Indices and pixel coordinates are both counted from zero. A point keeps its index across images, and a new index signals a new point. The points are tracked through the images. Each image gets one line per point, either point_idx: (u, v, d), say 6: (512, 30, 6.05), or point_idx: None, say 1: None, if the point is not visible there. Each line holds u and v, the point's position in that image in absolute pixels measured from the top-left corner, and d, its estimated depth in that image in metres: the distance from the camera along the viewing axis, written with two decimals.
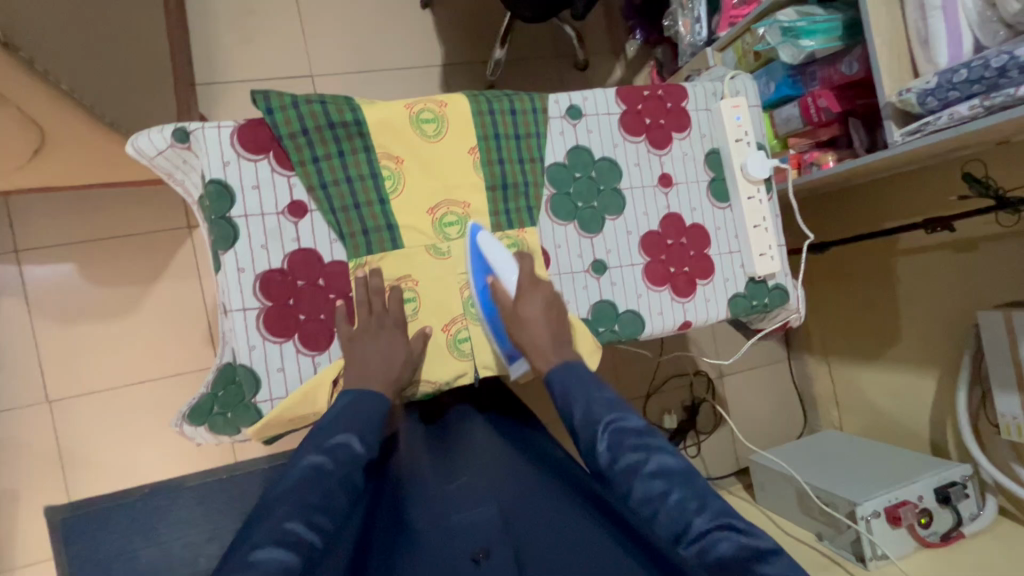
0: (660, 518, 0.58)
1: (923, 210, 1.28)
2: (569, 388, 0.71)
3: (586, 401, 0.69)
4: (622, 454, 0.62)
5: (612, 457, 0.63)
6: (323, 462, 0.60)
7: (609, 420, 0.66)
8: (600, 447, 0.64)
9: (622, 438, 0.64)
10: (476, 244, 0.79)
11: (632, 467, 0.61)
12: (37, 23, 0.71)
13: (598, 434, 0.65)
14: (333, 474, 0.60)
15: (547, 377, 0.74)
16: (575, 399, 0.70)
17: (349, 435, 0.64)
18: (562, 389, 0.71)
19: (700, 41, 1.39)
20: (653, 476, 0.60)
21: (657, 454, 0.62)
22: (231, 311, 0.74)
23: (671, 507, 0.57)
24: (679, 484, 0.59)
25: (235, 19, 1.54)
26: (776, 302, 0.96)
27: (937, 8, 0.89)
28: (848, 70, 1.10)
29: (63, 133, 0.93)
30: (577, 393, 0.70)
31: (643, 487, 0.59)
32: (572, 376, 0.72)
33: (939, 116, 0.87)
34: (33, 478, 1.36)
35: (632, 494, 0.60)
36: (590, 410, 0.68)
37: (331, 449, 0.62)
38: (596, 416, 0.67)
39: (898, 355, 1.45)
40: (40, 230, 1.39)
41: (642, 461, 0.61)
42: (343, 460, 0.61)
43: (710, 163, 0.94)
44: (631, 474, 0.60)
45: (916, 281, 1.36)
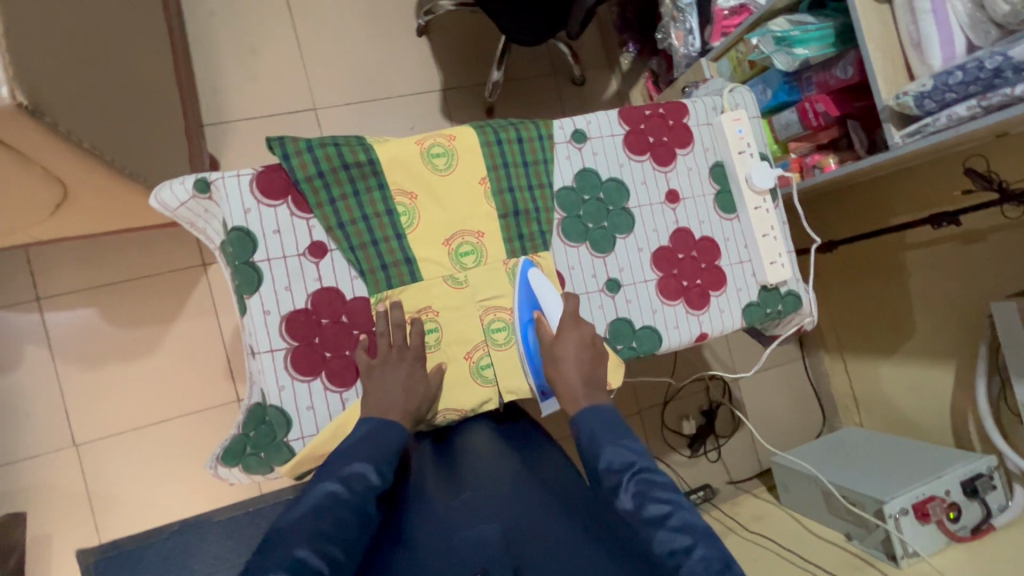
0: (684, 574, 0.54)
1: (928, 205, 1.29)
2: (594, 432, 0.68)
3: (612, 446, 0.66)
4: (647, 504, 0.60)
5: (637, 505, 0.60)
6: (339, 490, 0.60)
7: (637, 465, 0.64)
8: (624, 494, 0.62)
9: (649, 487, 0.62)
10: (527, 278, 0.83)
11: (657, 517, 0.58)
12: (59, 86, 0.74)
13: (623, 481, 0.63)
14: (349, 504, 0.59)
15: (574, 422, 0.71)
16: (604, 442, 0.67)
17: (366, 465, 0.64)
18: (587, 432, 0.69)
19: (694, 52, 1.42)
20: (678, 530, 0.58)
21: (683, 508, 0.60)
22: (259, 353, 0.76)
23: (695, 565, 0.54)
24: (703, 541, 0.57)
25: (238, 59, 1.58)
26: (789, 307, 0.97)
27: (926, 12, 0.91)
28: (843, 74, 1.11)
29: (85, 187, 0.96)
30: (602, 435, 0.68)
31: (667, 539, 0.57)
32: (598, 424, 0.69)
33: (937, 118, 0.89)
34: (64, 521, 1.37)
35: (654, 545, 0.58)
36: (618, 454, 0.65)
37: (348, 478, 0.62)
38: (624, 462, 0.64)
39: (913, 348, 1.45)
40: (60, 277, 1.42)
41: (667, 513, 0.59)
42: (361, 490, 0.61)
43: (715, 176, 0.96)
44: (657, 525, 0.58)
45: (925, 272, 1.37)
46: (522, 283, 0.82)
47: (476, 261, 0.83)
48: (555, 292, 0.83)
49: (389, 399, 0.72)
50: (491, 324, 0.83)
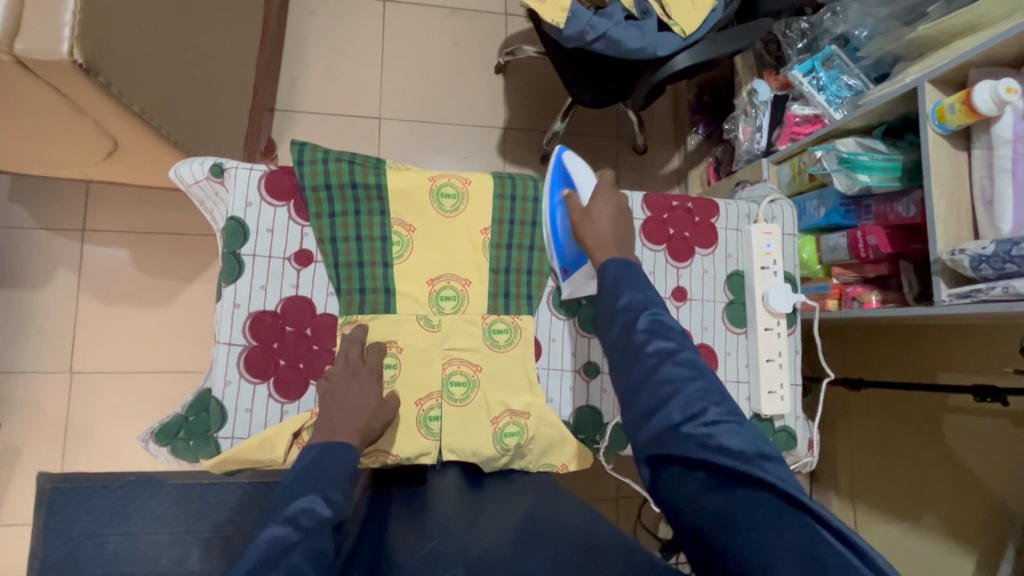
0: (674, 400, 0.60)
1: (976, 371, 1.16)
2: (618, 278, 0.70)
3: (632, 289, 0.69)
4: (655, 339, 0.64)
5: (646, 339, 0.64)
6: (287, 533, 0.53)
7: (655, 309, 0.67)
8: (638, 327, 0.66)
9: (660, 326, 0.66)
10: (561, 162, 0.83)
11: (665, 351, 0.63)
12: (122, 51, 0.79)
13: (638, 315, 0.66)
14: (298, 544, 0.52)
15: (602, 266, 0.72)
16: (626, 285, 0.69)
17: (314, 498, 0.58)
18: (612, 273, 0.71)
19: (758, 150, 1.36)
20: (681, 364, 0.62)
21: (691, 348, 0.64)
22: (217, 343, 0.76)
23: (691, 392, 0.60)
24: (703, 378, 0.62)
25: (324, 58, 1.67)
26: (780, 445, 0.88)
27: (1006, 170, 0.84)
28: (905, 212, 1.03)
29: (133, 145, 1.02)
30: (624, 278, 0.70)
31: (672, 370, 0.62)
32: (624, 272, 0.71)
33: (992, 286, 0.80)
34: (38, 440, 1.43)
35: (656, 372, 0.62)
36: (636, 297, 0.68)
37: (294, 517, 0.55)
38: (640, 304, 0.68)
39: (929, 523, 1.28)
40: (107, 216, 1.51)
41: (674, 349, 0.63)
42: (308, 527, 0.54)
43: (731, 285, 0.90)
44: (662, 357, 0.63)
45: (963, 443, 1.22)
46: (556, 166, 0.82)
47: (455, 308, 0.81)
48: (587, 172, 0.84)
49: (329, 410, 0.71)
50: (451, 376, 0.80)
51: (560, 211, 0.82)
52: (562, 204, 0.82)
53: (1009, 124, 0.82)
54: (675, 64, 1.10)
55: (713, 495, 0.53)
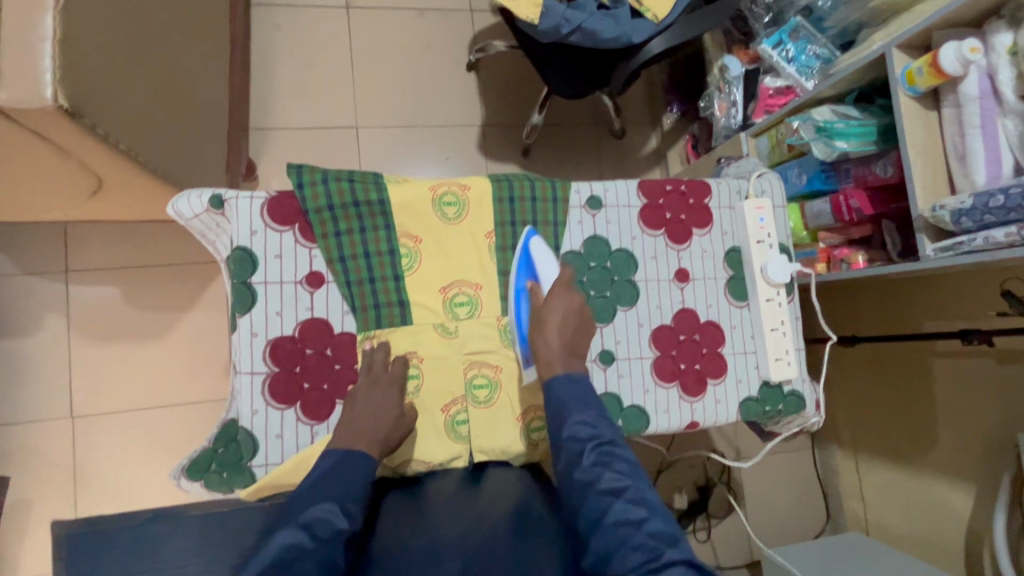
0: (627, 541, 0.60)
1: (961, 317, 1.22)
2: (563, 397, 0.73)
3: (577, 416, 0.71)
4: (603, 476, 0.66)
5: (595, 475, 0.66)
6: (302, 540, 0.58)
7: (603, 438, 0.70)
8: (585, 463, 0.68)
9: (609, 460, 0.68)
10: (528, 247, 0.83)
11: (613, 490, 0.65)
12: (103, 90, 0.77)
13: (586, 449, 0.69)
14: (314, 552, 0.58)
15: (547, 384, 0.75)
16: (574, 409, 0.72)
17: (331, 507, 0.62)
18: (558, 395, 0.74)
19: (735, 125, 1.39)
20: (631, 503, 0.64)
21: (637, 486, 0.66)
22: (239, 373, 0.76)
23: (643, 534, 0.61)
24: (653, 517, 0.63)
25: (294, 72, 1.65)
26: (791, 408, 0.92)
27: (975, 126, 0.88)
28: (882, 173, 1.07)
29: (119, 181, 1.00)
30: (574, 400, 0.73)
31: (621, 510, 0.63)
32: (573, 391, 0.74)
33: (973, 238, 0.85)
34: (48, 489, 1.40)
35: (607, 513, 0.63)
36: (582, 427, 0.71)
37: (311, 524, 0.60)
38: (587, 435, 0.70)
39: (931, 463, 1.35)
40: (90, 253, 1.48)
41: (620, 488, 0.65)
42: (323, 537, 0.59)
43: (730, 261, 0.93)
44: (613, 496, 0.65)
45: (952, 385, 1.28)
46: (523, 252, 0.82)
47: (470, 313, 0.82)
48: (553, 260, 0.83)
49: (356, 425, 0.72)
50: (473, 379, 0.81)
51: (525, 298, 0.82)
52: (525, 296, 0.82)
53: (975, 83, 0.87)
54: (650, 50, 1.13)
55: None
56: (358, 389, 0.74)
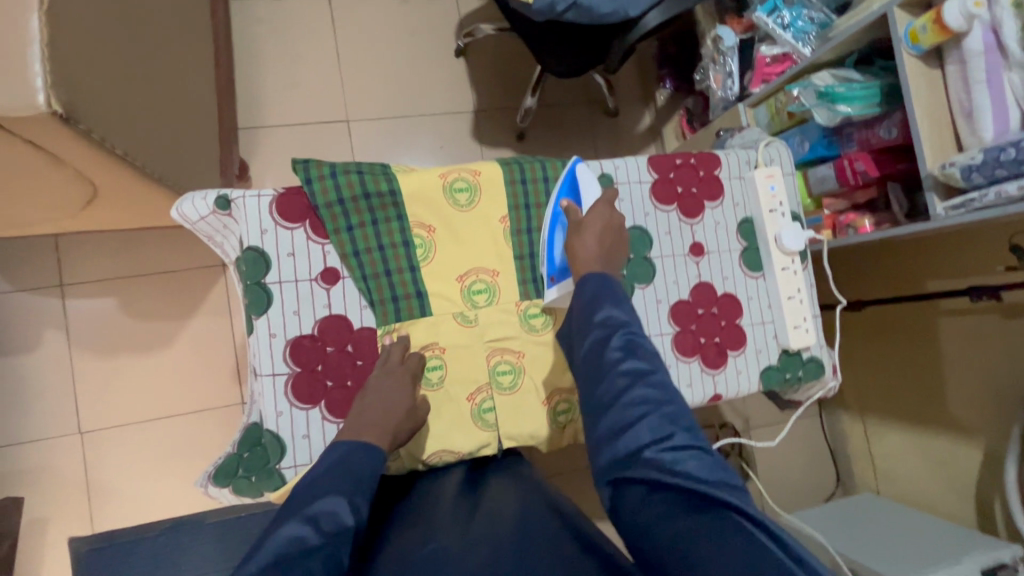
0: (643, 423, 0.58)
1: (968, 273, 1.23)
2: (596, 293, 0.69)
3: (607, 303, 0.67)
4: (628, 358, 0.62)
5: (619, 357, 0.63)
6: (306, 535, 0.55)
7: (631, 328, 0.65)
8: (612, 345, 0.64)
9: (635, 343, 0.64)
10: (573, 170, 0.83)
11: (639, 372, 0.61)
12: (96, 93, 0.74)
13: (613, 333, 0.65)
14: (318, 551, 0.54)
15: (581, 279, 0.71)
16: (604, 301, 0.67)
17: (338, 501, 0.59)
18: (592, 291, 0.69)
19: (732, 96, 1.38)
20: (652, 386, 0.60)
21: (663, 370, 0.62)
22: (260, 376, 0.75)
23: (660, 417, 0.58)
24: (674, 402, 0.59)
25: (280, 67, 1.61)
26: (810, 374, 0.93)
27: (982, 80, 0.88)
28: (887, 134, 1.07)
29: (114, 188, 0.97)
30: (604, 293, 0.68)
31: (641, 392, 0.60)
32: (605, 288, 0.69)
33: (985, 194, 0.85)
34: (63, 506, 1.38)
35: (627, 394, 0.60)
36: (613, 313, 0.66)
37: (316, 518, 0.57)
38: (616, 320, 0.66)
39: (939, 420, 1.37)
40: (85, 266, 1.44)
41: (646, 371, 0.61)
42: (328, 532, 0.55)
43: (743, 232, 0.93)
44: (635, 377, 0.61)
45: (958, 342, 1.30)
46: (568, 174, 0.83)
47: (488, 300, 0.81)
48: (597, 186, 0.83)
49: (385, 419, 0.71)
50: (497, 366, 0.81)
51: (562, 225, 0.82)
52: (562, 213, 0.81)
53: (979, 38, 0.87)
54: (645, 24, 1.11)
55: (671, 523, 0.51)
56: (380, 383, 0.73)
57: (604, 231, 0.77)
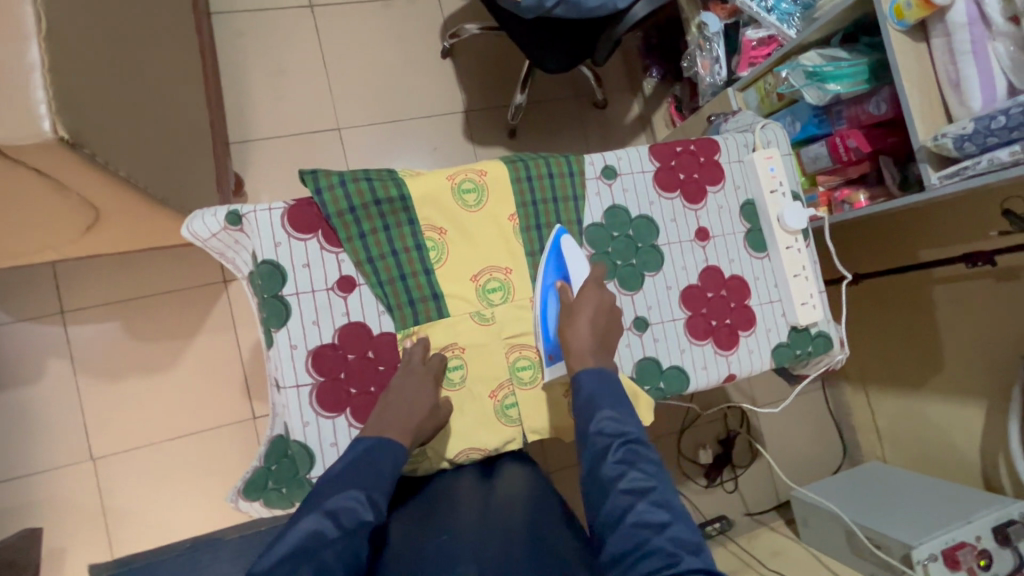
0: (648, 547, 0.52)
1: (962, 240, 1.26)
2: (594, 395, 0.67)
3: (603, 412, 0.65)
4: (628, 473, 0.58)
5: (618, 471, 0.59)
6: (326, 528, 0.55)
7: (630, 436, 0.62)
8: (610, 458, 0.60)
9: (636, 457, 0.61)
10: (560, 243, 0.83)
11: (639, 488, 0.57)
12: (97, 116, 0.74)
13: (612, 444, 0.61)
14: (335, 543, 0.54)
15: (577, 377, 0.70)
16: (602, 404, 0.66)
17: (357, 496, 0.59)
18: (588, 393, 0.68)
19: (720, 81, 1.40)
20: (655, 503, 0.56)
21: (665, 485, 0.58)
22: (284, 388, 0.75)
23: (666, 540, 0.53)
24: (679, 522, 0.55)
25: (268, 79, 1.60)
26: (819, 349, 0.95)
27: (966, 53, 0.90)
28: (876, 110, 1.10)
29: (116, 211, 0.97)
30: (602, 398, 0.67)
31: (642, 511, 0.55)
32: (603, 390, 0.68)
33: (978, 161, 0.87)
34: (79, 534, 1.37)
35: (629, 512, 0.56)
36: (609, 422, 0.64)
37: (335, 512, 0.57)
38: (613, 431, 0.63)
39: (940, 385, 1.40)
40: (84, 291, 1.43)
41: (647, 487, 0.57)
42: (348, 527, 0.56)
43: (746, 214, 0.94)
44: (636, 494, 0.57)
45: (953, 308, 1.33)
46: (555, 244, 0.82)
47: (504, 297, 0.82)
48: (584, 261, 0.83)
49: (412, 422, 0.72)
50: (516, 362, 0.82)
51: (553, 297, 0.81)
52: (553, 291, 0.81)
53: (962, 11, 0.89)
54: (636, 13, 1.12)
55: None
56: (402, 383, 0.73)
57: (597, 310, 0.77)
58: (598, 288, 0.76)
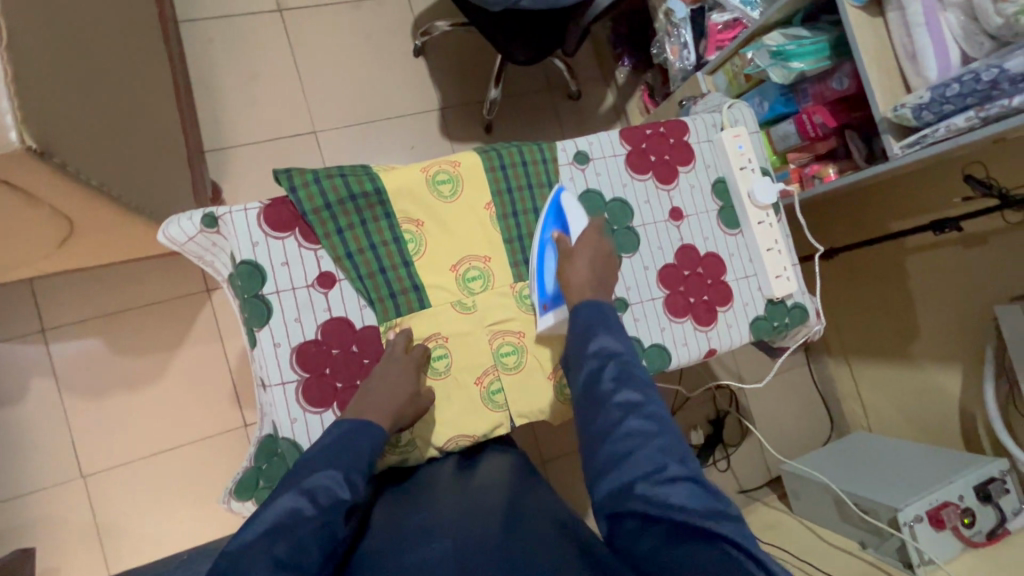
0: (637, 452, 0.57)
1: (930, 208, 1.30)
2: (589, 325, 0.71)
3: (599, 338, 0.69)
4: (622, 389, 0.63)
5: (613, 386, 0.63)
6: (303, 506, 0.56)
7: (624, 358, 0.66)
8: (606, 375, 0.65)
9: (629, 375, 0.64)
10: (560, 199, 0.85)
11: (631, 401, 0.61)
12: (66, 125, 0.74)
13: (607, 364, 0.65)
14: (312, 520, 0.56)
15: (574, 309, 0.74)
16: (598, 332, 0.69)
17: (334, 475, 0.60)
18: (585, 322, 0.71)
19: (690, 66, 1.42)
20: (646, 415, 0.60)
21: (655, 401, 0.62)
22: (270, 386, 0.76)
23: (653, 448, 0.57)
24: (666, 431, 0.59)
25: (240, 85, 1.59)
26: (796, 320, 0.97)
27: (920, 24, 0.93)
28: (839, 86, 1.13)
29: (91, 222, 0.96)
30: (599, 325, 0.70)
31: (635, 422, 0.59)
32: (599, 320, 0.71)
33: (936, 129, 0.90)
34: (73, 553, 1.36)
35: (622, 423, 0.60)
36: (605, 346, 0.68)
37: (312, 491, 0.58)
38: (608, 352, 0.67)
39: (918, 351, 1.44)
40: (64, 308, 1.41)
41: (639, 401, 0.61)
42: (325, 505, 0.57)
43: (718, 192, 0.96)
44: (628, 406, 0.61)
45: (925, 276, 1.37)
46: (554, 203, 0.85)
47: (484, 285, 0.83)
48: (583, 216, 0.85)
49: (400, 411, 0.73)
50: (500, 348, 0.83)
51: (551, 249, 0.83)
52: (552, 244, 0.83)
53: None
54: (598, 5, 1.13)
55: (666, 559, 0.49)
56: (386, 373, 0.74)
57: (594, 259, 0.80)
58: (582, 275, 0.77)
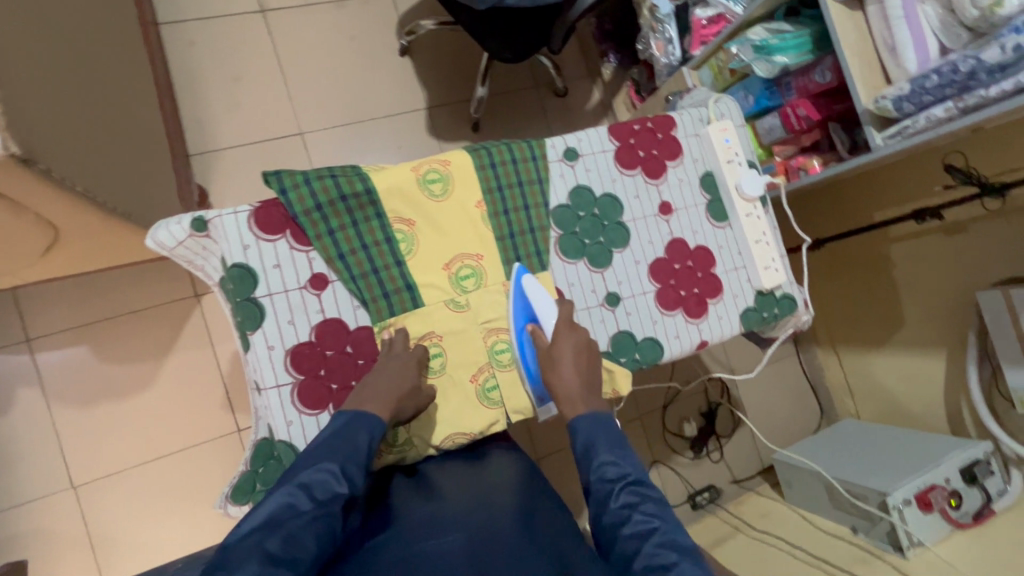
0: None
1: (912, 197, 1.32)
2: (591, 442, 0.68)
3: (601, 458, 0.65)
4: (632, 517, 0.59)
5: (621, 517, 0.59)
6: (298, 500, 0.57)
7: (630, 480, 0.63)
8: (612, 504, 0.61)
9: (637, 500, 0.61)
10: (521, 287, 0.83)
11: (641, 531, 0.57)
12: (49, 131, 0.73)
13: (613, 490, 0.62)
14: (306, 513, 0.56)
15: (572, 426, 0.71)
16: (600, 449, 0.66)
17: (332, 469, 0.61)
18: (584, 439, 0.68)
19: (675, 61, 1.43)
20: (659, 545, 0.55)
21: (667, 524, 0.58)
22: (265, 389, 0.76)
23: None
24: (685, 558, 0.54)
25: (223, 87, 1.58)
26: (785, 311, 0.99)
27: (899, 17, 0.95)
28: (821, 79, 1.14)
29: (75, 228, 0.95)
30: (598, 442, 0.67)
31: (648, 553, 0.55)
32: (598, 434, 0.68)
33: (917, 119, 0.92)
34: (65, 564, 1.34)
35: (635, 558, 0.55)
36: (608, 468, 0.64)
37: (308, 485, 0.59)
38: (613, 477, 0.63)
39: (903, 338, 1.47)
40: (49, 317, 1.39)
41: (649, 528, 0.57)
42: (321, 499, 0.58)
43: (705, 185, 0.97)
44: (639, 538, 0.57)
45: (910, 266, 1.40)
46: (518, 289, 0.83)
47: (477, 283, 0.84)
48: (547, 296, 0.83)
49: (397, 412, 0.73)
50: (494, 346, 0.83)
51: (529, 343, 0.82)
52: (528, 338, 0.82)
53: None
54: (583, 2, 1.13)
55: None
56: (382, 373, 0.73)
57: (576, 352, 0.77)
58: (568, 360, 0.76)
